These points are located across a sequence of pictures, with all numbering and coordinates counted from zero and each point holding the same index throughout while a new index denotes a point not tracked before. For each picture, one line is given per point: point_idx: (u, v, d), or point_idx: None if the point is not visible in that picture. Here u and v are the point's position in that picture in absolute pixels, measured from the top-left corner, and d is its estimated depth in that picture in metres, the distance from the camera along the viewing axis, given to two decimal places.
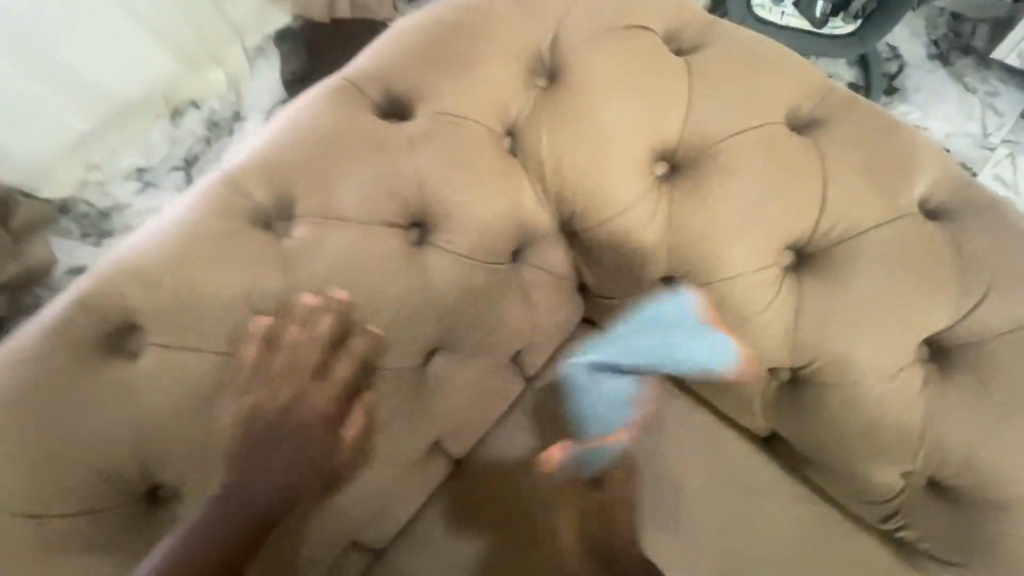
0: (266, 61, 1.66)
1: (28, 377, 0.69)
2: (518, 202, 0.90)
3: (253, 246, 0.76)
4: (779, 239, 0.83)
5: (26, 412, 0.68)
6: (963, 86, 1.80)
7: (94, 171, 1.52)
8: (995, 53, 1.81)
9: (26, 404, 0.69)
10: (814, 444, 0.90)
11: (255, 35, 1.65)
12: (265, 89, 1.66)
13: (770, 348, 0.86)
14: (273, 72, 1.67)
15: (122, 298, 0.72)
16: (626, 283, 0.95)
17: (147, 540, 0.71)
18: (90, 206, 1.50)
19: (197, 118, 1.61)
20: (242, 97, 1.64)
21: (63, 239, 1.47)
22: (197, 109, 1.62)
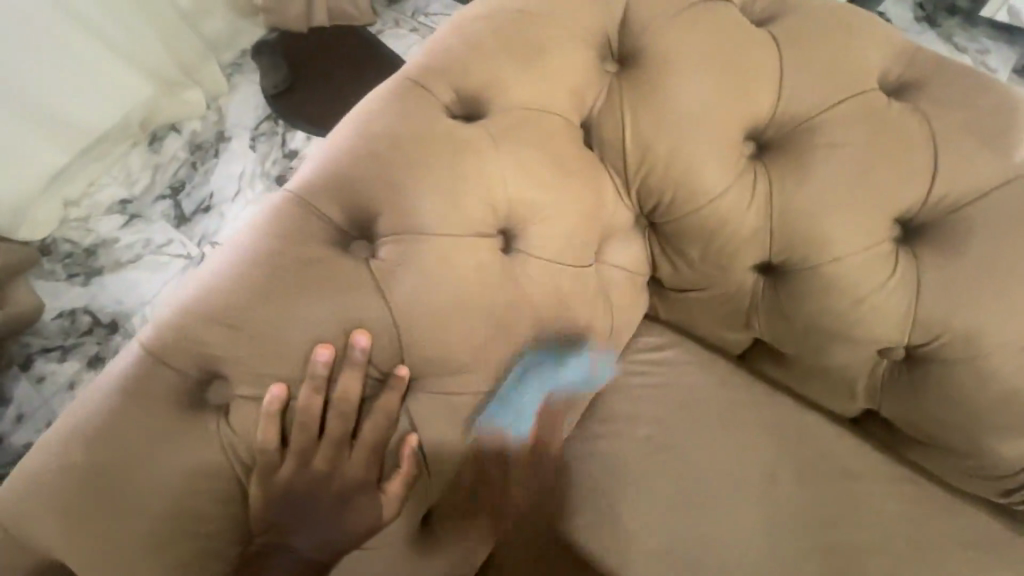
0: (245, 77, 1.64)
1: (100, 453, 0.59)
2: (603, 197, 0.84)
3: (342, 272, 0.67)
4: (887, 213, 0.80)
5: (104, 494, 0.58)
6: (954, 45, 1.63)
7: (77, 208, 1.48)
8: (983, 10, 1.64)
9: (104, 485, 0.59)
10: (935, 423, 0.86)
11: (230, 52, 1.64)
12: (248, 106, 1.61)
13: (885, 327, 0.82)
14: (255, 87, 1.63)
15: (200, 342, 0.62)
16: (718, 271, 0.89)
17: None
18: (74, 245, 1.44)
19: (180, 143, 1.57)
20: (225, 118, 1.60)
21: (45, 282, 1.42)
22: (179, 134, 1.57)
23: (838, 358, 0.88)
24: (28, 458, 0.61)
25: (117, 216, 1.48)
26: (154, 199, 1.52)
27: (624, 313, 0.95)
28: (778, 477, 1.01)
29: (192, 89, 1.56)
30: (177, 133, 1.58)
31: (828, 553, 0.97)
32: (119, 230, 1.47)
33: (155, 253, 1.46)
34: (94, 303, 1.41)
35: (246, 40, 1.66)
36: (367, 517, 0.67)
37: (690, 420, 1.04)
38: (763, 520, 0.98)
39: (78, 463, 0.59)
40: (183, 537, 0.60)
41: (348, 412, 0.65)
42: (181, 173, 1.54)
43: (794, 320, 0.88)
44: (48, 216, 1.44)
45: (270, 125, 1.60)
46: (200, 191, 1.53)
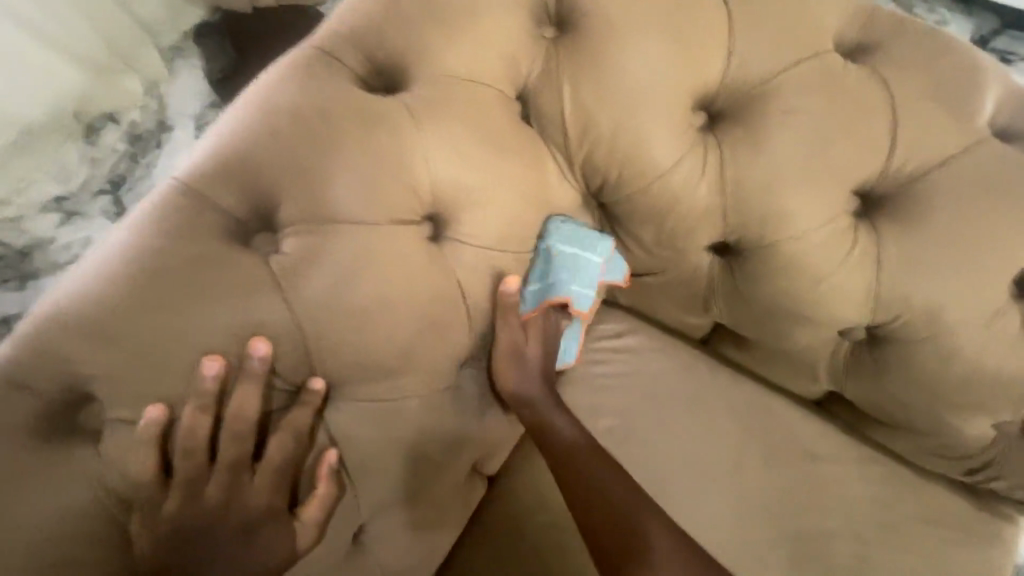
0: (188, 63, 1.21)
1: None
2: (544, 177, 0.76)
3: (237, 270, 0.58)
4: (846, 184, 0.74)
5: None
6: (913, 16, 1.59)
7: (6, 208, 1.04)
8: None
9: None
10: (900, 405, 0.82)
11: (172, 33, 1.21)
12: (197, 90, 1.21)
13: (846, 307, 0.78)
14: (197, 74, 1.21)
15: (65, 362, 0.53)
16: (672, 254, 0.83)
17: None
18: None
19: (117, 135, 1.13)
20: (167, 106, 1.18)
21: None
22: (116, 125, 1.14)
23: (800, 342, 0.83)
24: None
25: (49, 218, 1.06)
26: (98, 200, 1.10)
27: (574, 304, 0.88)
28: (741, 467, 0.97)
29: (128, 75, 1.15)
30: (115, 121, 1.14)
31: (796, 541, 0.93)
32: (54, 232, 1.05)
33: None
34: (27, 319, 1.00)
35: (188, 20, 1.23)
36: (280, 548, 0.60)
37: (650, 413, 0.98)
38: (728, 513, 0.94)
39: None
40: None
41: (246, 431, 0.57)
42: (121, 167, 1.12)
43: (752, 303, 0.82)
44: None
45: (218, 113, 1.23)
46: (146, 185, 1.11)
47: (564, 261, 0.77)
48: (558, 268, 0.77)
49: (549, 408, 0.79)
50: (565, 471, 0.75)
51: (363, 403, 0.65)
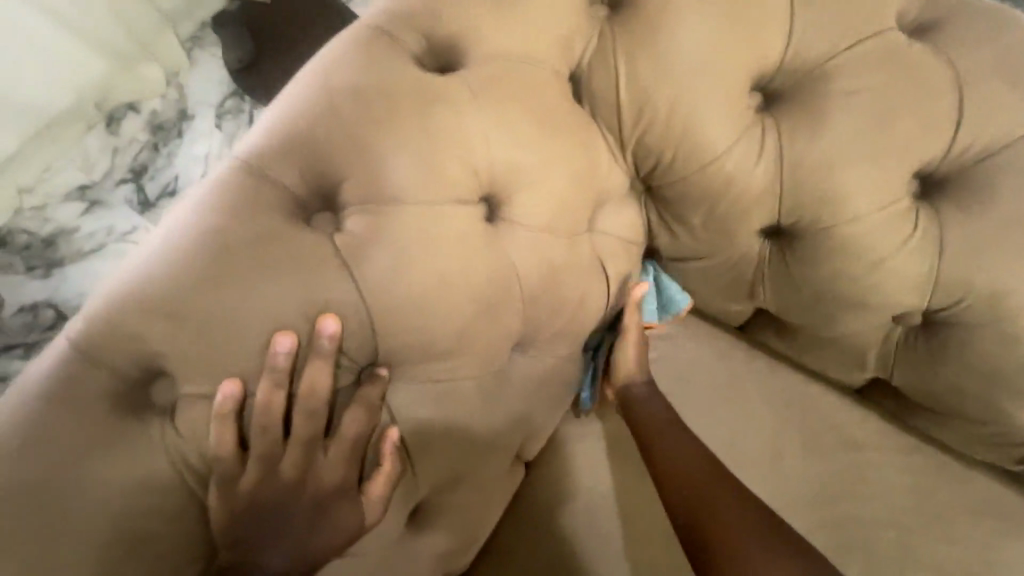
0: (208, 51, 1.22)
1: (9, 477, 0.49)
2: (595, 158, 0.77)
3: (304, 248, 0.58)
4: (907, 165, 0.73)
5: (15, 523, 0.49)
6: None
7: (32, 194, 1.10)
8: None
9: (18, 516, 0.49)
10: (956, 393, 0.81)
11: (191, 22, 1.23)
12: (218, 81, 1.21)
13: (903, 291, 0.77)
14: (217, 57, 1.21)
15: (139, 341, 0.54)
16: (722, 238, 0.82)
17: None
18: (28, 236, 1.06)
19: (138, 123, 1.16)
20: (187, 94, 1.19)
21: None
22: (137, 114, 1.16)
23: (853, 327, 0.82)
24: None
25: (75, 206, 1.10)
26: (119, 187, 1.12)
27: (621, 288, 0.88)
28: (784, 452, 0.96)
29: (145, 62, 1.17)
30: (135, 110, 1.17)
31: (841, 530, 0.92)
32: (81, 220, 1.09)
33: (121, 242, 1.08)
34: (59, 292, 1.03)
35: (205, 13, 1.23)
36: (346, 522, 0.60)
37: (692, 398, 0.98)
38: (772, 499, 0.93)
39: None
40: (123, 566, 0.51)
41: (317, 409, 0.57)
42: (143, 157, 1.15)
43: (803, 288, 0.82)
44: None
45: (238, 102, 1.21)
46: (168, 174, 1.14)
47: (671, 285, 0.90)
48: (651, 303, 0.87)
49: (649, 397, 0.86)
50: (653, 453, 0.80)
51: (425, 383, 0.66)
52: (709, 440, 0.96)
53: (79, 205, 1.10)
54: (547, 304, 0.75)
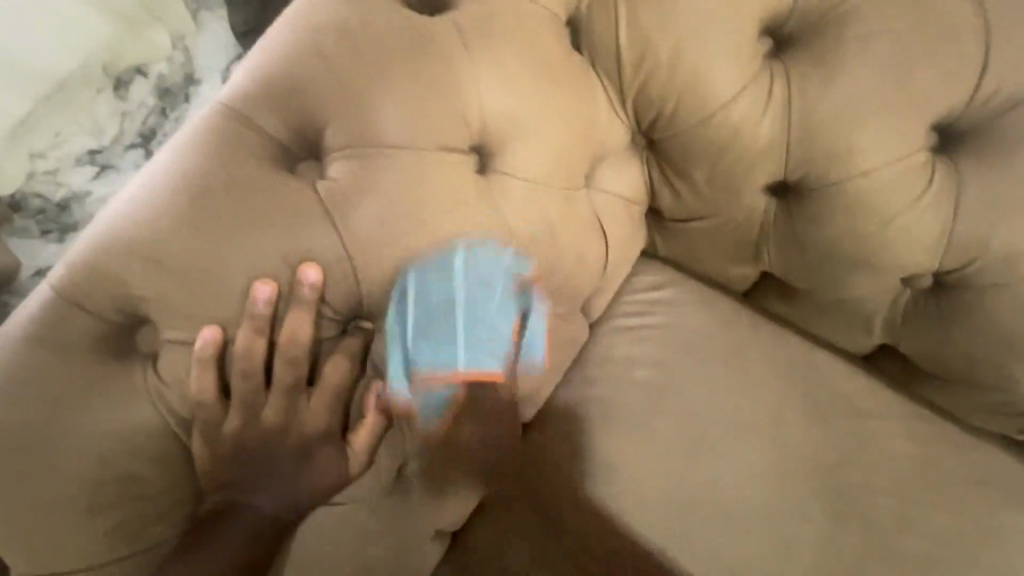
0: (215, 14, 1.19)
1: None
2: (593, 109, 0.74)
3: (284, 194, 0.57)
4: (926, 116, 0.69)
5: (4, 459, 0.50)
6: None
7: (43, 159, 1.10)
8: None
9: (6, 454, 0.50)
10: (965, 358, 0.78)
11: None
12: (225, 42, 1.18)
13: (912, 251, 0.74)
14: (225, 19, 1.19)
15: (119, 286, 0.53)
16: (724, 196, 0.79)
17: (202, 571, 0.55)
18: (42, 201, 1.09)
19: (146, 88, 1.15)
20: (194, 60, 1.17)
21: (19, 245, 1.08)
22: (145, 78, 1.15)
23: (859, 289, 0.79)
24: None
25: (87, 172, 1.11)
26: (129, 153, 1.13)
27: (618, 248, 0.85)
28: (782, 417, 0.95)
29: (154, 27, 1.12)
30: (143, 74, 1.15)
31: (836, 496, 0.91)
32: (93, 185, 1.11)
33: None
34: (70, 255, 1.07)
35: None
36: (331, 470, 0.60)
37: (690, 362, 0.96)
38: (768, 463, 0.92)
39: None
40: (110, 503, 0.53)
41: (300, 357, 0.57)
42: (151, 121, 1.14)
43: (808, 248, 0.79)
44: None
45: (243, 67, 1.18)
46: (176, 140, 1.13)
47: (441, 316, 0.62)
48: (406, 289, 0.61)
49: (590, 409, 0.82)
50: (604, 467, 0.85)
51: None
52: (705, 404, 0.95)
53: (90, 170, 1.11)
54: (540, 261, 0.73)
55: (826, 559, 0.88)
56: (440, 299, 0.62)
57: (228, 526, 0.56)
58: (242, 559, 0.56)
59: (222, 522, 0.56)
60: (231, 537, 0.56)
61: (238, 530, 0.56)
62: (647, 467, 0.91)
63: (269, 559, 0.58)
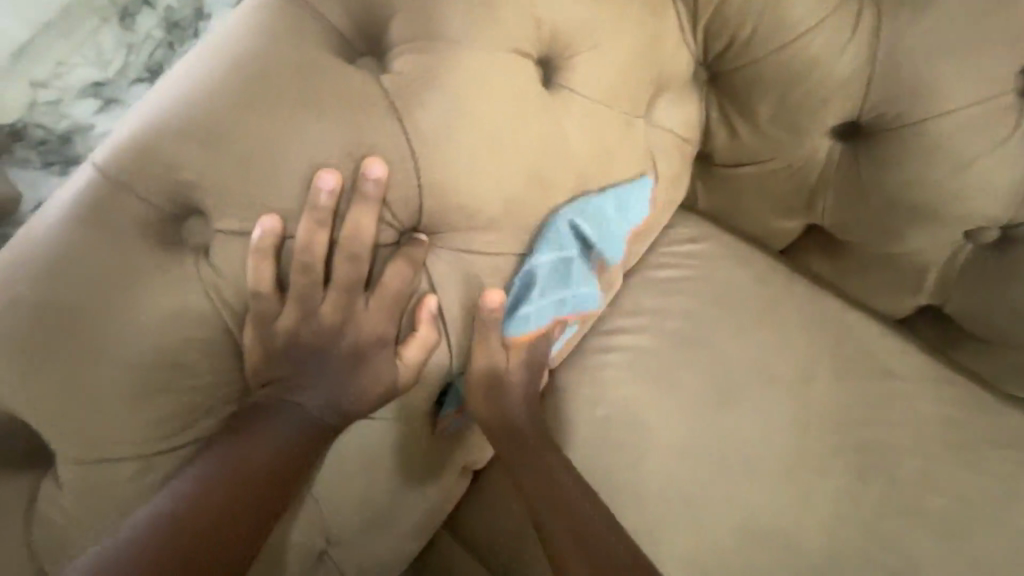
0: None
1: (46, 292, 0.49)
2: (662, 29, 0.70)
3: (347, 84, 0.53)
4: (1015, 52, 0.66)
5: (56, 337, 0.49)
6: None
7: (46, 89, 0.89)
8: None
9: (52, 329, 0.49)
10: (1013, 313, 0.78)
11: None
12: None
13: (978, 201, 0.72)
14: None
15: (170, 168, 0.50)
16: (787, 135, 0.76)
17: (239, 452, 0.54)
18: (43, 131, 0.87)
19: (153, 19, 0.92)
20: None
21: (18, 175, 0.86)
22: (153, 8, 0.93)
23: (917, 243, 0.77)
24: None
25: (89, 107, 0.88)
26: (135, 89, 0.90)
27: (668, 188, 0.83)
28: (815, 376, 0.94)
29: None
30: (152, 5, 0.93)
31: (868, 458, 0.90)
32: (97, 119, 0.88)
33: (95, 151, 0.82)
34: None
35: None
36: (384, 380, 0.59)
37: (723, 316, 0.95)
38: (799, 420, 0.92)
39: (11, 302, 0.49)
40: (157, 391, 0.51)
41: (359, 259, 0.54)
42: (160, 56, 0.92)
43: (871, 195, 0.76)
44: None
45: None
46: None
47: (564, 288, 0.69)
48: (467, 201, 0.59)
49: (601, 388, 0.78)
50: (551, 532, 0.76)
51: (470, 256, 0.62)
52: (738, 358, 0.93)
53: (93, 104, 0.88)
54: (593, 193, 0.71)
55: (855, 519, 0.87)
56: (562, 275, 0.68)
57: (274, 413, 0.56)
58: (294, 447, 0.56)
59: (272, 411, 0.56)
60: (276, 425, 0.55)
61: (287, 424, 0.56)
62: (677, 419, 0.90)
63: (310, 464, 0.58)
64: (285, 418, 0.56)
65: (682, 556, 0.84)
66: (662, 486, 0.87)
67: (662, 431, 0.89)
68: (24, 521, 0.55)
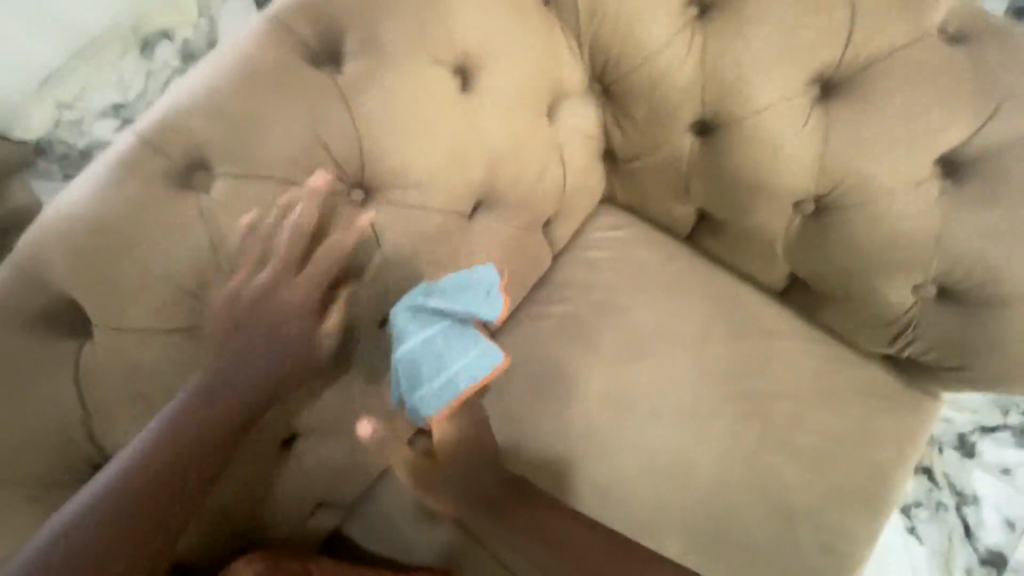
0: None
1: (99, 217, 0.71)
2: (553, 50, 0.93)
3: (314, 82, 0.77)
4: (808, 68, 0.89)
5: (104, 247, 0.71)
6: None
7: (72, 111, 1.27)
8: None
9: (100, 241, 0.71)
10: (836, 270, 1.00)
11: None
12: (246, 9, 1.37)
13: (796, 181, 0.95)
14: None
15: (189, 136, 0.74)
16: (656, 133, 1.00)
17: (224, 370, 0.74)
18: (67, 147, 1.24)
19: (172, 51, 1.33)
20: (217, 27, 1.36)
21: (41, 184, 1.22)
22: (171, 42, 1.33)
23: (759, 217, 1.01)
24: (30, 239, 0.73)
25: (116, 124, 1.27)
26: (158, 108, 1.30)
27: (573, 176, 1.06)
28: (703, 333, 1.15)
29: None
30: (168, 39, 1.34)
31: (741, 396, 1.12)
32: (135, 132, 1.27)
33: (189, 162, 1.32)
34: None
35: None
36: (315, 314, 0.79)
37: (629, 284, 1.17)
38: (688, 368, 1.13)
39: (75, 222, 0.71)
40: (167, 286, 0.73)
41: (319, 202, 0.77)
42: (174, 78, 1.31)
43: (721, 178, 0.99)
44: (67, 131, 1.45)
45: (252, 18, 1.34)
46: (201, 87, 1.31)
47: (427, 374, 0.85)
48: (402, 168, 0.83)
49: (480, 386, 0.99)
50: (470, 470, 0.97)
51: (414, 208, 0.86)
52: (639, 316, 1.15)
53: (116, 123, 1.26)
54: (505, 172, 0.94)
55: (728, 448, 1.09)
56: (424, 370, 0.85)
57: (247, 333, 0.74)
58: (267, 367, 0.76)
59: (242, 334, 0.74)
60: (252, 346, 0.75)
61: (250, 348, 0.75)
62: (588, 363, 1.13)
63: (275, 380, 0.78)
64: (256, 337, 0.75)
65: (587, 473, 1.07)
66: (574, 415, 1.10)
67: (575, 373, 1.12)
68: (64, 390, 0.73)
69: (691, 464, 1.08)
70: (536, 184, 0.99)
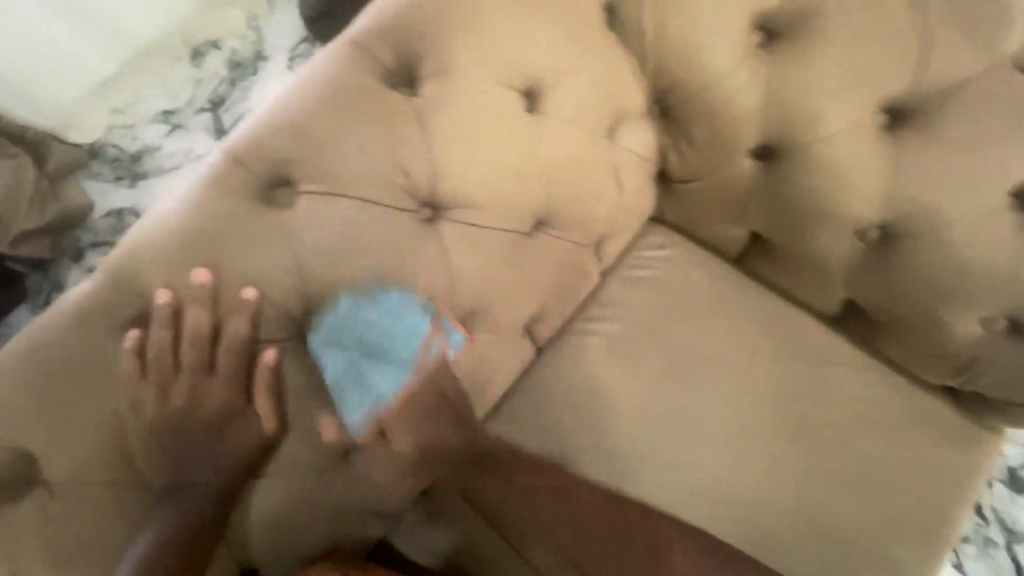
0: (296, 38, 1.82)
1: (188, 229, 0.75)
2: (616, 74, 0.94)
3: (390, 106, 0.80)
4: (877, 96, 0.88)
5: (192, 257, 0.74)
6: None
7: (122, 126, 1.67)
8: None
9: (188, 252, 0.74)
10: (898, 297, 0.99)
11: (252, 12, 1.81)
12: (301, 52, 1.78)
13: (859, 209, 0.94)
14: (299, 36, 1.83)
15: (275, 154, 0.78)
16: (714, 157, 1.00)
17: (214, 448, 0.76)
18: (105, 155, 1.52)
19: (215, 65, 1.78)
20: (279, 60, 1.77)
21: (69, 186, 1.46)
22: (224, 53, 1.77)
23: (818, 243, 1.00)
24: (117, 249, 0.75)
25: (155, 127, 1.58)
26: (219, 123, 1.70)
27: (629, 197, 1.06)
28: (753, 357, 1.14)
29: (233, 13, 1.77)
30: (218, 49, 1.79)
31: (792, 423, 1.10)
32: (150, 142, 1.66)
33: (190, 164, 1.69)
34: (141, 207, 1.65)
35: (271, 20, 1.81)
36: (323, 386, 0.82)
37: (679, 306, 1.17)
38: (737, 392, 1.12)
39: (165, 233, 0.75)
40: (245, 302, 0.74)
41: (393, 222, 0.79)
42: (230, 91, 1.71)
43: (782, 202, 0.99)
44: (81, 139, 1.66)
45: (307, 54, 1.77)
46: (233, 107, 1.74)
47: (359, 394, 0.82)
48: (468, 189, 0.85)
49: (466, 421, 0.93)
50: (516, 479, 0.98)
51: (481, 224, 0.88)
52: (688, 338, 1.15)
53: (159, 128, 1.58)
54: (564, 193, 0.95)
55: (777, 474, 1.07)
56: (354, 390, 0.82)
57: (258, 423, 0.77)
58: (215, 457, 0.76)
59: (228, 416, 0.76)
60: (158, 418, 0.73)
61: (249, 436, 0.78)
62: (636, 383, 1.13)
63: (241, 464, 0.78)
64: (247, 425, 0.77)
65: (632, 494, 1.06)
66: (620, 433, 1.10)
67: (623, 393, 1.12)
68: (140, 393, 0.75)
69: (739, 491, 1.07)
70: (594, 206, 1.01)
